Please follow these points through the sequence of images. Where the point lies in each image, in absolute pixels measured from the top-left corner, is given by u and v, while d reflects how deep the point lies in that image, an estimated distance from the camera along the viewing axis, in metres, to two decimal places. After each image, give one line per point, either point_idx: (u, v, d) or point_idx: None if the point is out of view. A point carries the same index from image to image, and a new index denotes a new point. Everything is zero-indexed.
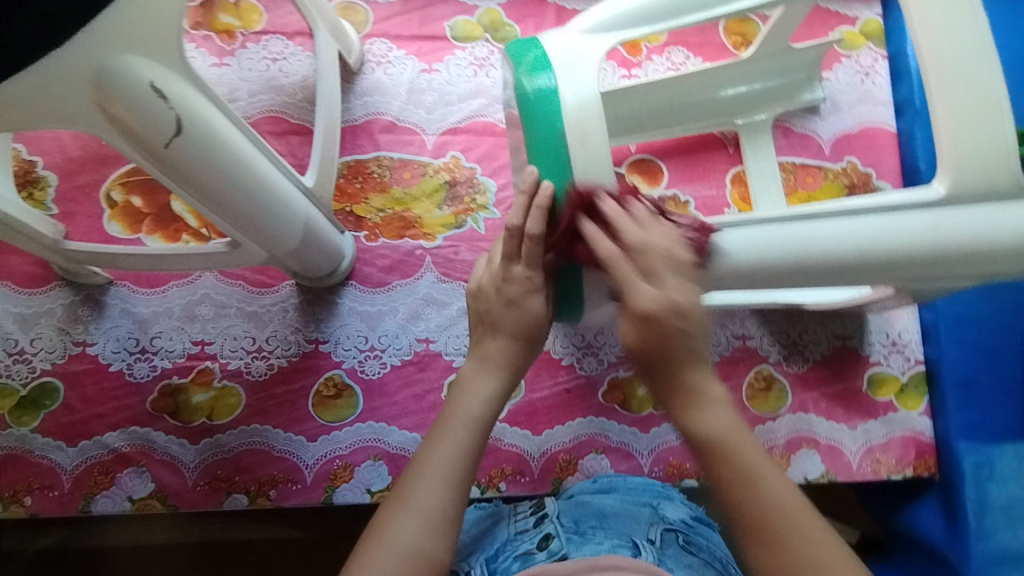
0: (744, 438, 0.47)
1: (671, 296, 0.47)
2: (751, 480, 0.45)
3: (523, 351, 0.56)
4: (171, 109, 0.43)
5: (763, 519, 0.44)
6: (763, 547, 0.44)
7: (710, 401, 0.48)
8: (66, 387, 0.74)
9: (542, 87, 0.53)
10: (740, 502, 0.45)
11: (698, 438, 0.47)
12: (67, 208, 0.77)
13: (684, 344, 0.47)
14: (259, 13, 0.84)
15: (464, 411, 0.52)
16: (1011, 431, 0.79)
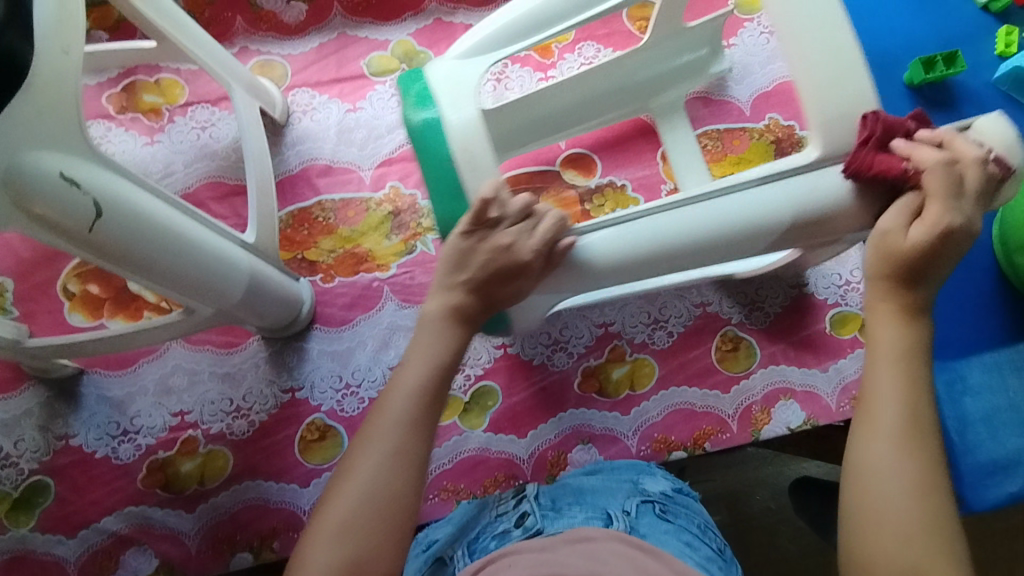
0: (924, 362, 0.48)
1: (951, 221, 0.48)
2: (917, 385, 0.47)
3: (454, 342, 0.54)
4: (87, 194, 0.45)
5: (883, 408, 0.46)
6: (868, 428, 0.46)
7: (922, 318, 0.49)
8: (56, 481, 0.75)
9: (427, 118, 0.55)
10: (893, 386, 0.47)
11: (901, 334, 0.48)
12: (28, 308, 0.79)
13: (947, 250, 0.49)
14: (181, 86, 0.86)
15: (401, 383, 0.51)
16: (973, 344, 0.81)
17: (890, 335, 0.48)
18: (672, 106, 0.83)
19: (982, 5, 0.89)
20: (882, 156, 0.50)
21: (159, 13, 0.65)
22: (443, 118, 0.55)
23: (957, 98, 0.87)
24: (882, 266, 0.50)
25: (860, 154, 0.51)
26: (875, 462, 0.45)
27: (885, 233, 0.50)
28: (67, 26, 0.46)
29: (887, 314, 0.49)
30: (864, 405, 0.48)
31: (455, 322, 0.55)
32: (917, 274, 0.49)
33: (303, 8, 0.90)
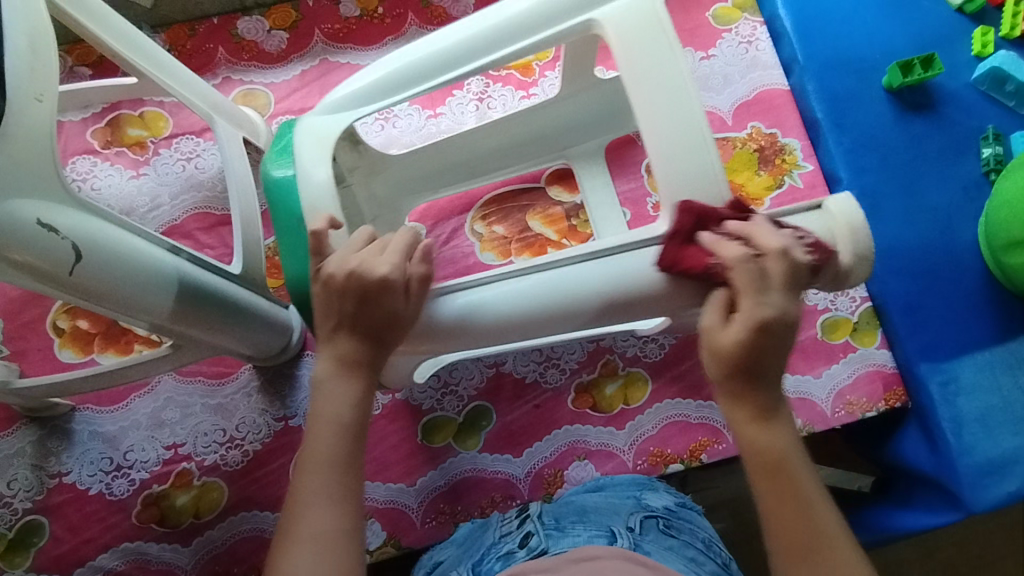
0: (800, 464, 0.48)
1: (775, 313, 0.46)
2: (801, 499, 0.47)
3: (355, 395, 0.50)
4: (65, 239, 0.46)
5: (797, 533, 0.46)
6: (791, 559, 0.46)
7: (782, 422, 0.48)
8: (50, 520, 0.75)
9: (281, 176, 0.60)
10: (779, 521, 0.46)
11: (764, 454, 0.47)
12: (17, 346, 0.79)
13: (779, 348, 0.46)
14: (165, 119, 0.87)
15: (316, 452, 0.48)
16: (967, 344, 0.80)
17: (759, 463, 0.47)
18: (592, 154, 0.83)
19: (957, 7, 0.90)
20: (689, 248, 0.51)
21: (135, 51, 0.65)
22: (294, 176, 0.59)
23: (937, 99, 0.87)
24: (722, 372, 0.47)
25: (669, 247, 0.51)
26: None
27: (710, 338, 0.48)
28: (39, 74, 0.46)
29: (758, 431, 0.48)
30: (773, 534, 0.47)
31: (354, 369, 0.50)
32: (761, 386, 0.48)
33: (285, 37, 0.91)
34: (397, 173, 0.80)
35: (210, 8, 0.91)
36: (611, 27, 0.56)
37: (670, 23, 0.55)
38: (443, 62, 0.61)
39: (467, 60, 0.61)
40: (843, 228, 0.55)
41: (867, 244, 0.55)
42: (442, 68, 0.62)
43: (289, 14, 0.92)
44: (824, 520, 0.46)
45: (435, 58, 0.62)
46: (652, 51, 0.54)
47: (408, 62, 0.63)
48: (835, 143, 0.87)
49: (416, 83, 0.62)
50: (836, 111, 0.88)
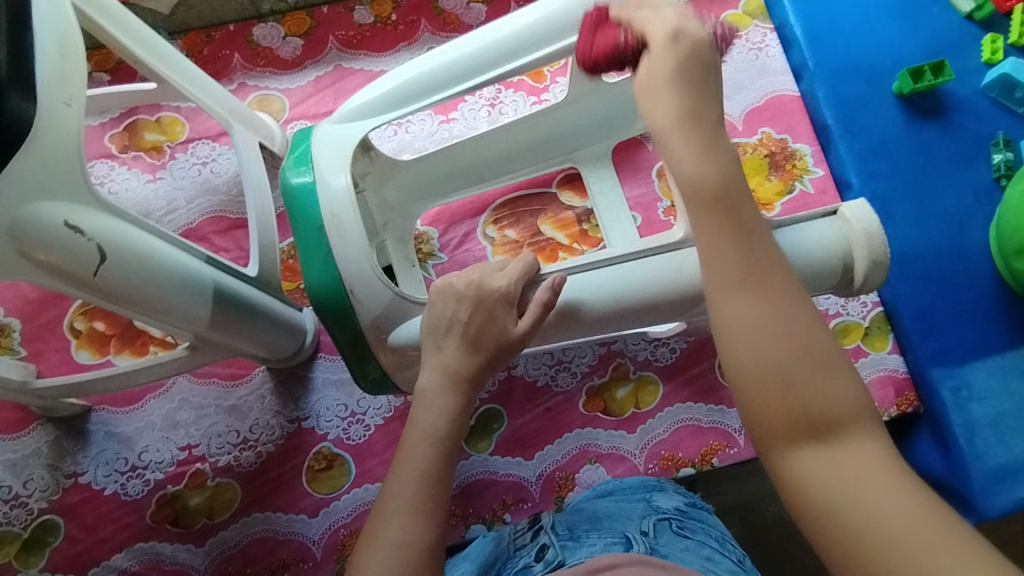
0: (746, 202, 0.42)
1: (669, 24, 0.46)
2: (744, 244, 0.41)
3: (454, 409, 0.54)
4: (90, 240, 0.47)
5: (748, 270, 0.40)
6: (743, 297, 0.39)
7: (724, 153, 0.43)
8: (66, 520, 0.75)
9: (301, 183, 0.61)
10: (723, 261, 0.40)
11: (702, 182, 0.42)
12: (35, 347, 0.80)
13: (701, 74, 0.45)
14: (182, 124, 0.88)
15: (419, 429, 0.53)
16: (978, 349, 0.80)
17: (699, 204, 0.42)
18: (598, 156, 0.84)
19: (966, 14, 0.91)
20: (600, 34, 0.53)
21: (154, 55, 0.66)
22: (314, 184, 0.60)
23: (948, 105, 0.88)
24: (654, 100, 0.44)
25: (582, 42, 0.54)
26: (770, 333, 0.38)
27: (638, 81, 0.46)
28: (69, 79, 0.47)
29: (695, 146, 0.43)
30: (721, 278, 0.40)
31: (454, 385, 0.55)
32: (700, 112, 0.44)
33: (299, 43, 0.92)
34: (410, 177, 0.79)
35: (226, 15, 0.93)
36: None
37: None
38: (457, 71, 0.62)
39: (480, 71, 0.62)
40: (859, 235, 0.59)
41: (882, 251, 0.59)
42: (456, 77, 0.62)
43: (304, 21, 0.93)
44: (772, 261, 0.40)
45: (449, 68, 0.63)
46: None
47: (424, 71, 0.63)
48: (846, 149, 0.87)
49: (431, 92, 0.63)
50: (845, 117, 0.88)
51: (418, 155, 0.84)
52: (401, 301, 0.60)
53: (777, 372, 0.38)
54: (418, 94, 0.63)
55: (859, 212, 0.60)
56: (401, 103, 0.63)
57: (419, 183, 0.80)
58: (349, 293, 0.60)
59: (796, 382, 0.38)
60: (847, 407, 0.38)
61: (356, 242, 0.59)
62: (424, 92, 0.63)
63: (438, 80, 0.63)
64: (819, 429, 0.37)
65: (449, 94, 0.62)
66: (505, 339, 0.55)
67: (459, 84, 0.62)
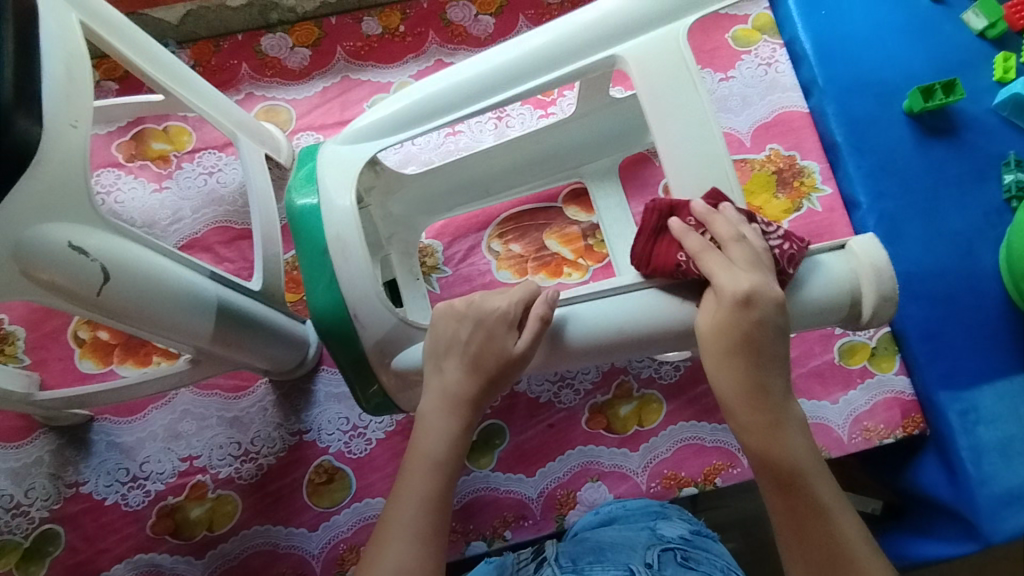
0: (794, 437, 0.50)
1: (745, 283, 0.50)
2: (800, 490, 0.49)
3: (454, 433, 0.55)
4: (94, 261, 0.47)
5: (788, 485, 0.49)
6: (808, 533, 0.48)
7: (791, 432, 0.50)
8: (67, 530, 0.75)
9: (305, 205, 0.61)
10: (799, 543, 0.49)
11: (774, 468, 0.49)
12: (39, 356, 0.80)
13: (777, 341, 0.50)
14: (188, 133, 0.88)
15: (422, 453, 0.55)
16: (986, 373, 0.79)
17: (769, 476, 0.50)
18: (605, 171, 0.83)
19: (979, 32, 0.90)
20: (658, 246, 0.56)
21: (161, 69, 0.67)
22: (319, 205, 0.61)
23: (958, 124, 0.87)
24: (717, 347, 0.50)
25: (638, 243, 0.57)
26: (828, 554, 0.48)
27: (699, 324, 0.52)
28: (74, 98, 0.47)
29: (802, 533, 0.48)
30: (784, 515, 0.49)
31: (453, 410, 0.56)
32: (767, 390, 0.50)
33: (307, 54, 0.92)
34: (415, 191, 0.79)
35: (234, 25, 0.93)
36: (636, 69, 0.59)
37: (694, 66, 0.59)
38: (462, 93, 0.62)
39: (485, 94, 0.62)
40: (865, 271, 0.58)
41: (891, 286, 0.58)
42: (462, 99, 0.62)
43: (313, 31, 0.93)
44: (822, 494, 0.49)
45: (454, 90, 0.62)
46: (673, 87, 0.59)
47: (430, 93, 0.63)
48: (855, 168, 0.86)
49: (437, 113, 0.62)
50: (855, 134, 0.87)
51: (423, 168, 0.84)
52: (405, 326, 0.60)
53: None
54: (423, 117, 0.63)
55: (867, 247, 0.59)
56: (407, 125, 0.63)
57: (425, 197, 0.80)
58: (353, 318, 0.60)
59: None
60: None
61: (359, 268, 0.58)
62: (429, 115, 0.63)
63: (444, 103, 0.62)
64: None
65: (456, 116, 0.62)
66: (506, 356, 0.55)
67: (465, 106, 0.62)
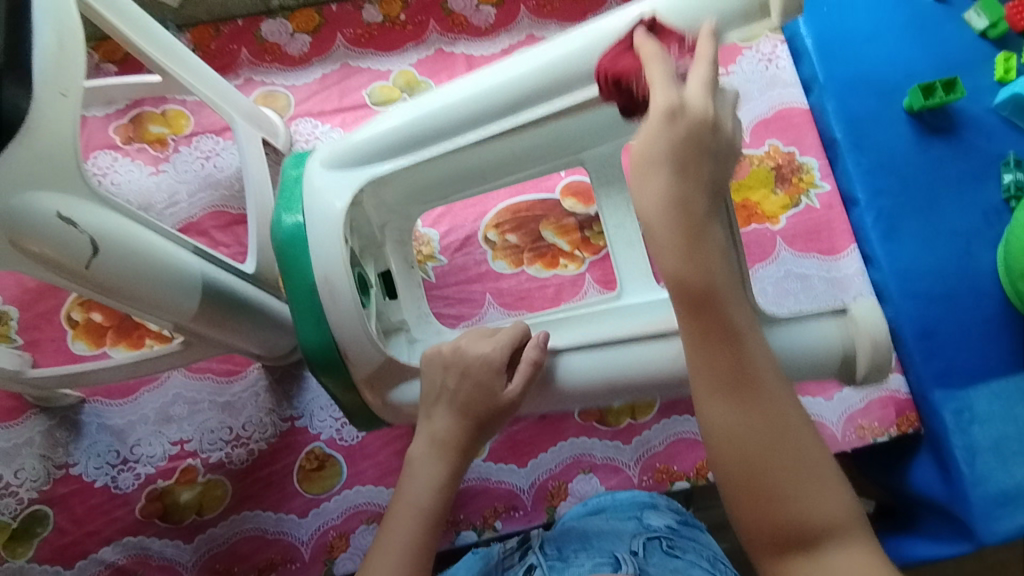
0: (730, 286, 0.43)
1: (681, 100, 0.42)
2: (729, 334, 0.42)
3: (441, 481, 0.57)
4: (83, 233, 0.47)
5: (723, 329, 0.42)
6: (731, 375, 0.42)
7: (714, 251, 0.42)
8: (55, 511, 0.75)
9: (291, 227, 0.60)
10: (709, 376, 0.42)
11: (688, 284, 0.42)
12: (32, 336, 0.80)
13: (706, 158, 0.42)
14: (187, 117, 0.88)
15: (409, 501, 0.56)
16: (981, 372, 0.79)
17: (688, 301, 0.42)
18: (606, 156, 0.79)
19: (981, 32, 0.89)
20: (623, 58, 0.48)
21: (157, 47, 0.66)
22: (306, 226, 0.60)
23: (958, 123, 0.87)
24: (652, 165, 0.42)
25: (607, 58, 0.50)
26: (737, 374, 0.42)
27: (634, 147, 0.43)
28: (66, 69, 0.47)
29: (713, 352, 0.42)
30: (706, 335, 0.42)
31: (445, 456, 0.57)
32: (691, 197, 0.42)
33: (307, 40, 0.92)
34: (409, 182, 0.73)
35: (235, 10, 0.93)
36: None
37: None
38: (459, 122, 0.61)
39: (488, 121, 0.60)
40: (865, 339, 0.59)
41: (883, 357, 0.59)
42: (457, 129, 0.61)
43: (313, 18, 0.93)
44: (760, 364, 0.42)
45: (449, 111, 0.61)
46: None
47: (424, 118, 0.62)
48: (854, 164, 0.86)
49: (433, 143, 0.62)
50: (854, 132, 0.87)
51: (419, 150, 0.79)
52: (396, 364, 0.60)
53: (762, 483, 0.41)
54: (416, 144, 0.62)
55: (868, 313, 0.60)
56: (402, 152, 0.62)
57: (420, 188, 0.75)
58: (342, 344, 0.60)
59: (787, 503, 0.41)
60: (841, 517, 0.41)
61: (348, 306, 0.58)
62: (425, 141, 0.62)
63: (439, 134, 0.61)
64: (799, 534, 0.41)
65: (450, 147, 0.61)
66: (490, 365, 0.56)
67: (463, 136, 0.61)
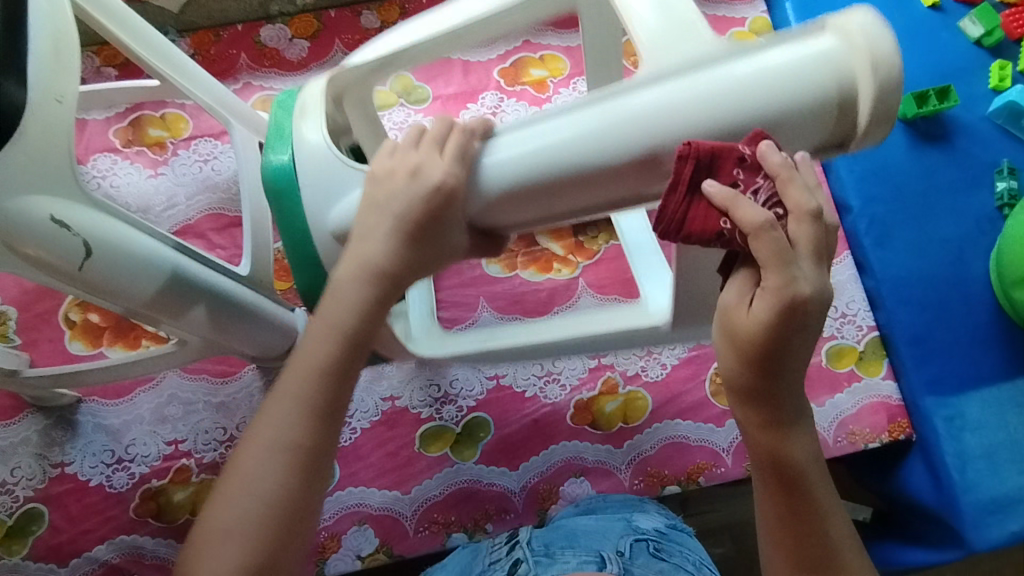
0: (817, 470, 0.46)
1: (807, 292, 0.39)
2: (812, 512, 0.46)
3: (365, 320, 0.48)
4: (76, 236, 0.48)
5: (806, 504, 0.46)
6: (807, 549, 0.46)
7: (803, 433, 0.45)
8: (51, 509, 0.76)
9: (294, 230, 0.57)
10: (789, 547, 0.47)
11: (783, 467, 0.45)
12: (30, 337, 0.80)
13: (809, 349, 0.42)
14: (185, 121, 0.89)
15: (323, 342, 0.48)
16: (973, 379, 0.79)
17: (776, 477, 0.46)
18: None
19: (976, 39, 0.90)
20: (696, 207, 0.39)
21: (155, 52, 0.67)
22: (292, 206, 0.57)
23: (952, 131, 0.87)
24: (757, 362, 0.42)
25: (669, 203, 0.39)
26: (813, 549, 0.46)
27: (735, 323, 0.42)
28: (61, 75, 0.48)
29: (792, 525, 0.46)
30: (794, 511, 0.46)
31: (365, 299, 0.48)
32: (790, 383, 0.43)
33: (306, 46, 0.93)
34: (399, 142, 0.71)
35: (234, 15, 0.94)
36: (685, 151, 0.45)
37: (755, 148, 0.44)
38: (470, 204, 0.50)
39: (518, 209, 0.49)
40: None
41: None
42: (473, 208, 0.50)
43: (311, 23, 0.94)
44: (836, 542, 0.47)
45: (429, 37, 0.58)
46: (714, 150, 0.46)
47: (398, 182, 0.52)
48: (847, 172, 0.86)
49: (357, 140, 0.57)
50: None
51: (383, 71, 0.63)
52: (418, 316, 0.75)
53: None
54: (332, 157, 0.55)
55: None
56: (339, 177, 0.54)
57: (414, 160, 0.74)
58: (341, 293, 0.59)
59: None
60: None
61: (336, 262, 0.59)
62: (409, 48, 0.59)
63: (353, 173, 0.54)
64: None
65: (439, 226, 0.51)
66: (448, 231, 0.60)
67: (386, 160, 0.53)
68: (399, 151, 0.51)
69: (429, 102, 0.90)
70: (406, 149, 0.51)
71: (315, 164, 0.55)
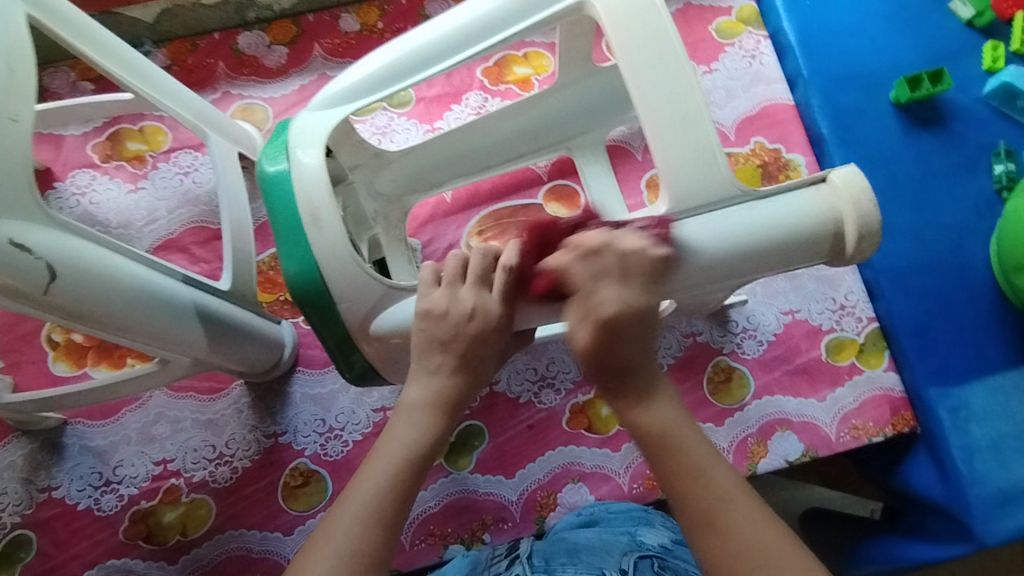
0: (688, 429, 0.46)
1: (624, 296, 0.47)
2: (692, 470, 0.44)
3: (435, 434, 0.50)
4: (38, 259, 0.46)
5: (685, 462, 0.45)
6: (708, 506, 0.43)
7: (657, 399, 0.47)
8: (38, 535, 0.74)
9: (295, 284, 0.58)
10: (691, 508, 0.44)
11: (643, 431, 0.46)
12: (12, 359, 0.79)
13: (640, 333, 0.47)
14: (164, 133, 0.87)
15: (396, 447, 0.49)
16: (977, 368, 0.77)
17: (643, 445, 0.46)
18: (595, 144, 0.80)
19: (967, 21, 0.88)
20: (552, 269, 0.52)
21: (124, 64, 0.65)
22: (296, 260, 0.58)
23: (946, 115, 0.85)
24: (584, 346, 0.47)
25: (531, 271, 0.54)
26: (707, 504, 0.43)
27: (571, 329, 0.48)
28: (15, 93, 0.47)
29: (683, 486, 0.44)
30: (673, 470, 0.45)
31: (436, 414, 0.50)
32: (627, 360, 0.47)
33: (284, 52, 0.92)
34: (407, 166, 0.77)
35: (210, 23, 0.92)
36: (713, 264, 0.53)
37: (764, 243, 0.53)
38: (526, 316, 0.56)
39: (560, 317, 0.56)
40: (849, 207, 0.54)
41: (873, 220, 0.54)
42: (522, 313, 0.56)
43: (290, 29, 0.93)
44: (740, 496, 0.44)
45: (426, 63, 0.61)
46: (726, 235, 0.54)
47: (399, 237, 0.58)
48: (841, 160, 0.84)
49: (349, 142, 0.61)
50: (841, 126, 0.85)
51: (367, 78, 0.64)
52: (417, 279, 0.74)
53: None
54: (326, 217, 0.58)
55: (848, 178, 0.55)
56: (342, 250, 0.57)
57: (417, 171, 0.77)
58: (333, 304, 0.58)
59: None
60: None
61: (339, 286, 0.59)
62: (407, 73, 0.61)
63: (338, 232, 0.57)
64: None
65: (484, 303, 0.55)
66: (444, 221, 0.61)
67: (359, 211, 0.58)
68: (445, 285, 0.54)
69: (412, 105, 0.88)
70: (453, 286, 0.54)
71: (341, 264, 0.57)
